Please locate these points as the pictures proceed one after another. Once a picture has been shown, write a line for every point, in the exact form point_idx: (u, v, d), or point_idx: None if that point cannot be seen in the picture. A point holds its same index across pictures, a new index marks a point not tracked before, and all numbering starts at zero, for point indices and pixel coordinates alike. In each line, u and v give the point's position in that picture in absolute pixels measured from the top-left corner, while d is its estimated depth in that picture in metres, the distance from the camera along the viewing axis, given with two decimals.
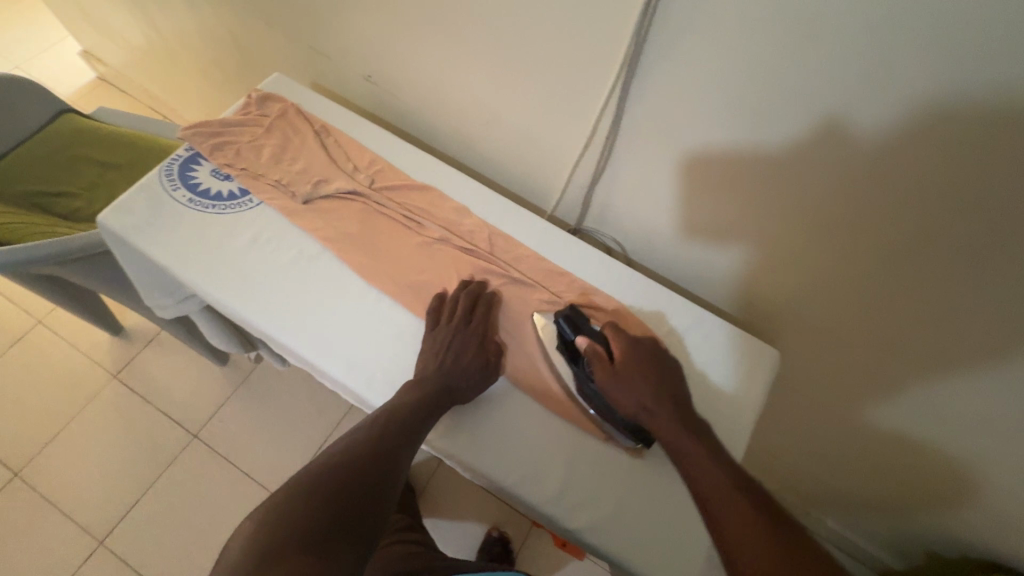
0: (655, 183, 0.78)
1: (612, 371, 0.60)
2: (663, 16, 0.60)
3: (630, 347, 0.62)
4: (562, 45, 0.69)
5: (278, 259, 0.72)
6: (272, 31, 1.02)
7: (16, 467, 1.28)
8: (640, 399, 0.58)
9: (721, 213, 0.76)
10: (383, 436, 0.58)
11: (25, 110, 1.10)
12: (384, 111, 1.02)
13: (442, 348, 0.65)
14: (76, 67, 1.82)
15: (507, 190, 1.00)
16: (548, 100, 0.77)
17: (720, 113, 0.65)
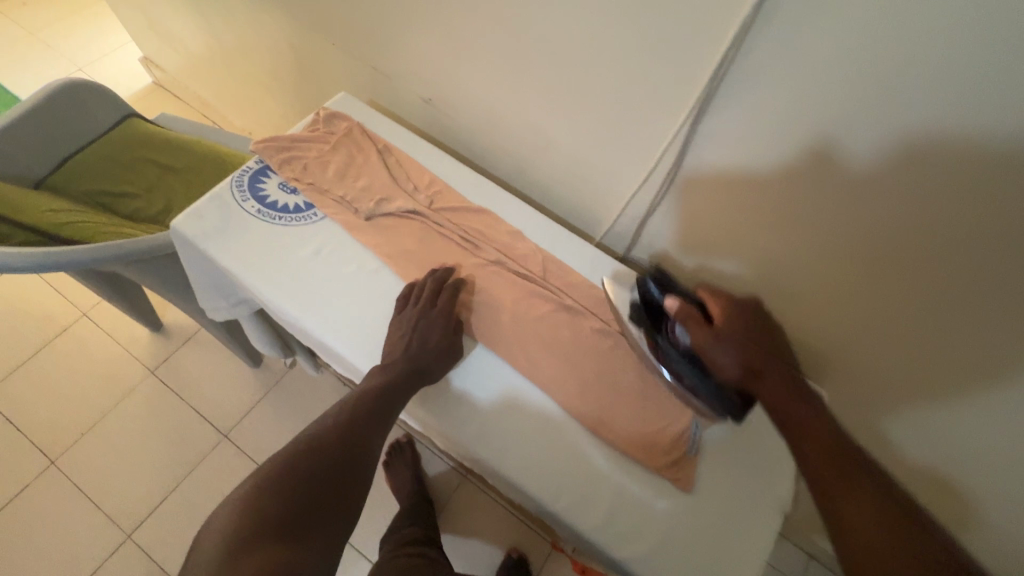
0: (704, 221, 0.78)
1: (711, 333, 0.56)
2: (729, 67, 0.61)
3: (730, 310, 0.58)
4: (627, 84, 0.71)
5: (340, 273, 0.74)
6: (337, 51, 1.07)
7: (53, 454, 1.32)
8: (743, 363, 0.53)
9: (768, 258, 0.75)
10: (354, 421, 0.63)
11: (94, 112, 1.16)
12: (438, 131, 1.05)
13: (408, 332, 0.68)
14: (134, 71, 1.91)
15: (553, 214, 1.02)
16: (607, 133, 0.79)
17: (774, 163, 0.65)
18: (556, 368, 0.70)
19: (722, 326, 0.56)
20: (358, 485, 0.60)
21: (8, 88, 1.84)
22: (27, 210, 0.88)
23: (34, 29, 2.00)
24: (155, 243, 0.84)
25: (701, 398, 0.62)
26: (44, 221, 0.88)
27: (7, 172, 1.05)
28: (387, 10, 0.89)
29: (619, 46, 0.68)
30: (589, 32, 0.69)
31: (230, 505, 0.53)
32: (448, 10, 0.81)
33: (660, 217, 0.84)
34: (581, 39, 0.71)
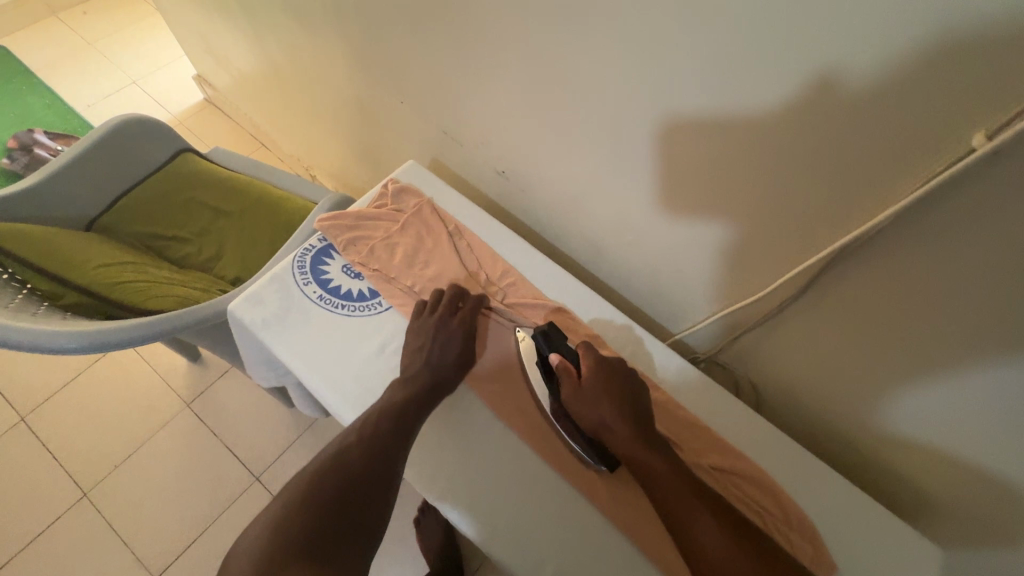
0: (814, 352, 0.68)
1: (578, 386, 0.65)
2: (897, 217, 0.50)
3: (596, 366, 0.65)
4: (747, 206, 0.62)
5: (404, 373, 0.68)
6: (404, 110, 1.00)
7: (87, 485, 1.30)
8: (602, 417, 0.62)
9: (894, 413, 0.64)
10: (375, 436, 0.60)
11: (150, 147, 1.12)
12: (502, 199, 0.98)
13: (426, 343, 0.67)
14: (186, 87, 1.90)
15: (623, 303, 0.94)
16: (707, 245, 0.71)
17: (928, 324, 0.55)
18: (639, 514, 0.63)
19: (589, 379, 0.64)
20: (380, 506, 0.57)
21: (64, 99, 1.84)
22: (77, 266, 0.85)
23: (92, 39, 2.00)
24: (207, 312, 0.80)
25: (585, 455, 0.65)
26: (93, 280, 0.84)
27: (61, 213, 1.02)
28: (469, 83, 0.82)
29: (744, 171, 0.59)
30: (709, 149, 0.60)
31: (262, 536, 0.51)
32: (541, 97, 0.74)
33: (754, 339, 0.74)
34: (697, 153, 0.62)
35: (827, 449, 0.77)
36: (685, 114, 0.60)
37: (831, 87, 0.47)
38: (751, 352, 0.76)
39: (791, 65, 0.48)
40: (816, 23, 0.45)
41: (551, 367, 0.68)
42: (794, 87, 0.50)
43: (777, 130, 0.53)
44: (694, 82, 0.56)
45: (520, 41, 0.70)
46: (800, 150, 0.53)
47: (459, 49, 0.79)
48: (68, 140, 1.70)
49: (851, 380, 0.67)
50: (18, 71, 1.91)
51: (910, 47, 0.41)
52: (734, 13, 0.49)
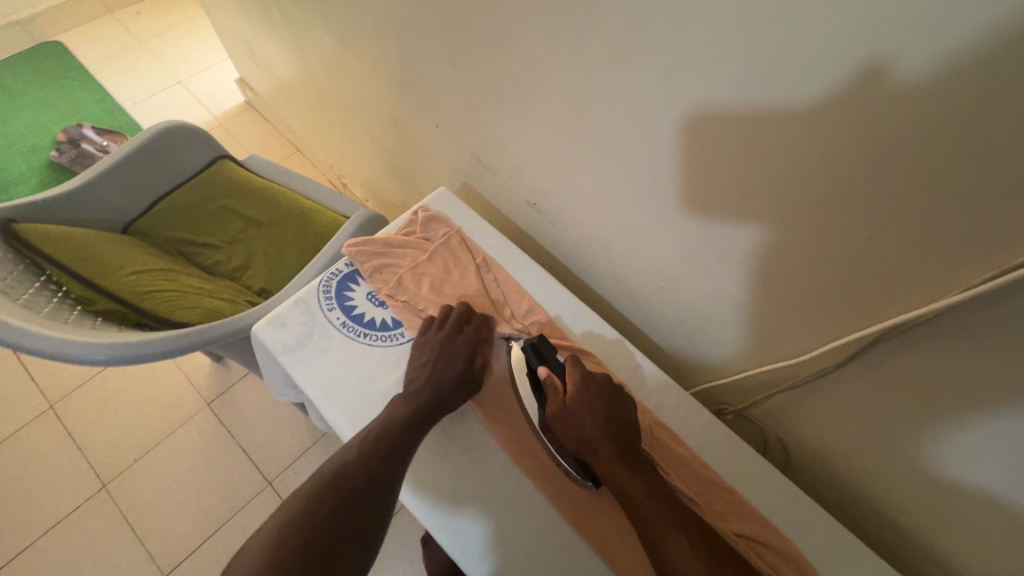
0: (852, 420, 0.64)
1: (562, 402, 0.66)
2: (966, 301, 0.46)
3: (581, 384, 0.66)
4: (790, 264, 0.59)
5: None
6: (438, 134, 1.00)
7: (106, 477, 1.33)
8: (584, 434, 0.63)
9: (939, 498, 0.60)
10: (376, 451, 0.59)
11: (189, 152, 1.15)
12: (531, 229, 0.97)
13: (431, 358, 0.67)
14: (228, 89, 1.94)
15: (649, 344, 0.91)
16: (744, 296, 0.68)
17: (990, 413, 0.50)
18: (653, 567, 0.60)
19: (572, 396, 0.65)
20: (380, 526, 0.55)
21: (112, 96, 1.90)
22: (109, 272, 0.87)
23: (143, 38, 2.07)
24: (232, 327, 0.81)
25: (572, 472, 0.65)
26: (124, 288, 0.85)
27: (100, 216, 1.05)
28: (507, 114, 0.81)
29: (791, 230, 0.56)
30: (755, 204, 0.58)
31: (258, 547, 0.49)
32: (581, 135, 0.72)
33: (786, 399, 0.71)
34: (742, 208, 0.59)
35: (861, 522, 0.72)
36: (730, 167, 0.57)
37: (897, 157, 0.45)
38: (783, 411, 0.72)
39: (854, 131, 0.46)
40: (886, 92, 0.42)
41: (539, 381, 0.69)
42: (855, 154, 0.47)
43: (834, 194, 0.51)
44: (744, 138, 0.54)
45: (563, 79, 0.68)
46: (855, 218, 0.50)
47: (499, 81, 0.78)
48: (112, 136, 1.76)
49: (892, 453, 0.63)
50: (71, 66, 1.98)
51: (991, 131, 0.39)
52: (797, 72, 0.46)
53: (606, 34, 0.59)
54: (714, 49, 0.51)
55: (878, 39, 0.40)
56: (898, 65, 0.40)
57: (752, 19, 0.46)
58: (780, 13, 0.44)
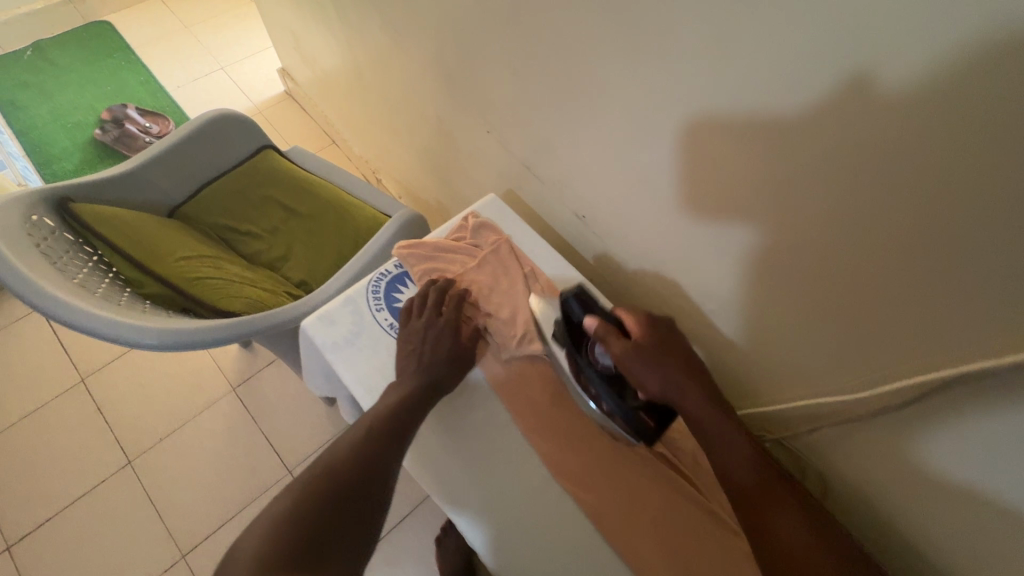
0: (892, 466, 0.63)
1: (630, 348, 0.63)
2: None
3: (646, 326, 0.66)
4: (848, 309, 0.57)
5: (469, 417, 0.71)
6: (488, 139, 0.99)
7: (131, 454, 1.35)
8: (665, 380, 0.61)
9: (984, 553, 0.58)
10: (370, 441, 0.60)
11: (234, 140, 1.16)
12: (574, 239, 0.96)
13: (416, 345, 0.68)
14: (269, 78, 1.96)
15: (687, 363, 0.91)
16: (795, 336, 0.65)
17: None
18: (668, 553, 0.63)
19: (640, 342, 0.63)
20: (376, 508, 0.57)
21: (156, 77, 1.93)
22: (159, 256, 0.88)
23: (189, 23, 2.10)
24: (278, 319, 0.82)
25: (614, 421, 0.67)
26: (173, 273, 0.87)
27: (146, 199, 1.06)
28: (564, 128, 0.80)
29: (856, 279, 0.54)
30: (821, 250, 0.55)
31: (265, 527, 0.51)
32: (640, 158, 0.70)
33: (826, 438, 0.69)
34: (807, 250, 0.57)
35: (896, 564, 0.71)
36: (787, 207, 0.56)
37: (984, 227, 0.41)
38: (826, 448, 0.71)
39: (950, 199, 0.42)
40: (990, 158, 0.38)
41: (584, 330, 0.67)
42: (921, 210, 0.45)
43: (915, 257, 0.47)
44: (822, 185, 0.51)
45: (628, 101, 0.66)
46: (930, 281, 0.48)
47: (560, 95, 0.76)
48: (155, 118, 1.79)
49: (943, 508, 0.60)
50: (118, 46, 2.02)
51: None
52: (902, 130, 0.43)
53: (684, 62, 0.56)
54: (803, 90, 0.48)
55: (994, 104, 0.37)
56: (981, 126, 0.38)
57: (858, 67, 0.43)
58: (892, 65, 0.41)
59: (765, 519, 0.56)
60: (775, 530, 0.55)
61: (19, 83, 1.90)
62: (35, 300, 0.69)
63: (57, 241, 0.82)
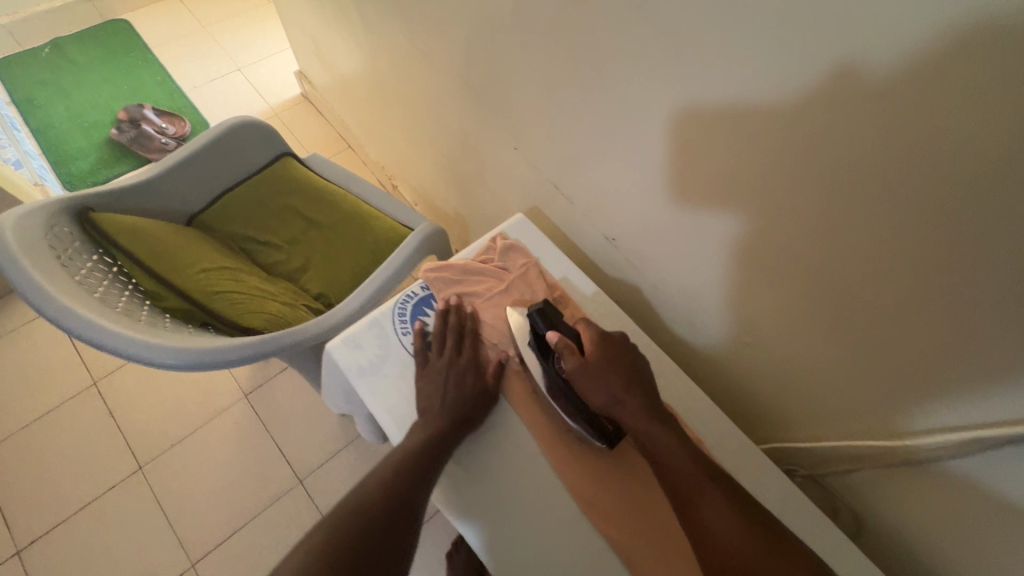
0: (940, 512, 0.61)
1: (581, 361, 0.63)
2: None
3: (599, 341, 0.66)
4: (903, 356, 0.55)
5: (499, 446, 0.67)
6: (515, 156, 0.97)
7: (142, 460, 1.34)
8: (612, 391, 0.61)
9: None
10: (397, 481, 0.58)
11: (254, 148, 1.15)
12: (600, 260, 0.94)
13: (439, 385, 0.66)
14: (286, 80, 1.95)
15: (714, 389, 0.89)
16: (842, 373, 0.63)
17: None
18: None
19: (594, 356, 0.64)
20: (405, 548, 0.54)
21: (173, 77, 1.92)
22: (179, 268, 0.87)
23: (207, 23, 2.09)
24: (298, 337, 0.81)
25: (582, 431, 0.67)
26: (192, 287, 0.85)
27: (165, 207, 1.05)
28: (598, 151, 0.77)
29: (917, 326, 0.51)
30: (881, 292, 0.53)
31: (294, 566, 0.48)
32: (680, 189, 0.67)
33: (868, 478, 0.67)
34: (863, 290, 0.54)
35: None
36: (839, 246, 0.53)
37: None
38: (865, 487, 0.69)
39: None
40: None
41: (546, 344, 0.67)
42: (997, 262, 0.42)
43: (986, 310, 0.45)
44: (886, 230, 0.49)
45: (671, 131, 0.63)
46: (1000, 334, 0.45)
47: (596, 118, 0.73)
48: (172, 119, 1.78)
49: (994, 559, 0.58)
50: (136, 45, 2.01)
51: None
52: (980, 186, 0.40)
53: (738, 96, 0.53)
54: (875, 137, 0.45)
55: None
56: None
57: (931, 121, 0.40)
58: (972, 125, 0.38)
59: (694, 512, 0.53)
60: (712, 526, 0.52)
61: (37, 81, 1.90)
62: (54, 314, 0.67)
63: (77, 252, 0.81)
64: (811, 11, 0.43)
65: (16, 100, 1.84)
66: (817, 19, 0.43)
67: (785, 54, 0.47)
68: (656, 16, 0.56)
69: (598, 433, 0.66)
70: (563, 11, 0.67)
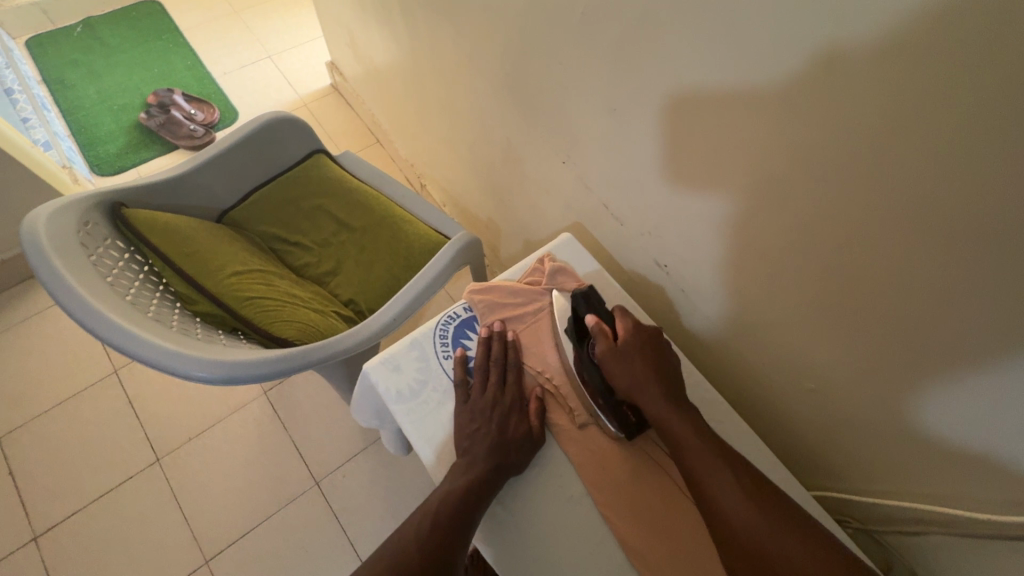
0: None
1: (614, 347, 0.67)
2: None
3: (633, 329, 0.69)
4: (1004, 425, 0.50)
5: (543, 486, 0.66)
6: (563, 170, 0.92)
7: (161, 452, 1.33)
8: (637, 377, 0.65)
9: None
10: (436, 528, 0.56)
11: (288, 144, 1.12)
12: (645, 283, 0.91)
13: (482, 425, 0.65)
14: (316, 70, 1.92)
15: (762, 424, 0.85)
16: (922, 431, 0.59)
17: None
18: None
19: (626, 342, 0.67)
20: None
21: (203, 63, 1.90)
22: (212, 270, 0.84)
23: (238, 8, 2.07)
24: (333, 349, 0.79)
25: (605, 417, 0.68)
26: (224, 290, 0.83)
27: (196, 203, 1.03)
28: (662, 176, 0.72)
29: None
30: (992, 356, 0.48)
31: None
32: (758, 225, 0.63)
33: (938, 540, 0.63)
34: (968, 352, 0.50)
35: None
36: (939, 295, 0.50)
37: None
38: (932, 547, 0.64)
39: None
40: None
41: (584, 328, 0.71)
42: None
43: None
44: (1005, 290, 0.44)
45: (750, 166, 0.60)
46: None
47: (663, 141, 0.69)
48: (201, 105, 1.76)
49: None
50: (167, 28, 1.99)
51: None
52: None
53: (848, 134, 0.49)
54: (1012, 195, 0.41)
55: None
56: None
57: None
58: None
59: (703, 489, 0.57)
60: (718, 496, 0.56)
61: (68, 61, 1.88)
62: (84, 318, 0.64)
63: (108, 251, 0.79)
64: (963, 55, 0.39)
65: (47, 79, 1.82)
66: (971, 65, 0.39)
67: (925, 99, 0.42)
68: (760, 43, 0.51)
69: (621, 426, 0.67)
70: (637, 25, 0.63)
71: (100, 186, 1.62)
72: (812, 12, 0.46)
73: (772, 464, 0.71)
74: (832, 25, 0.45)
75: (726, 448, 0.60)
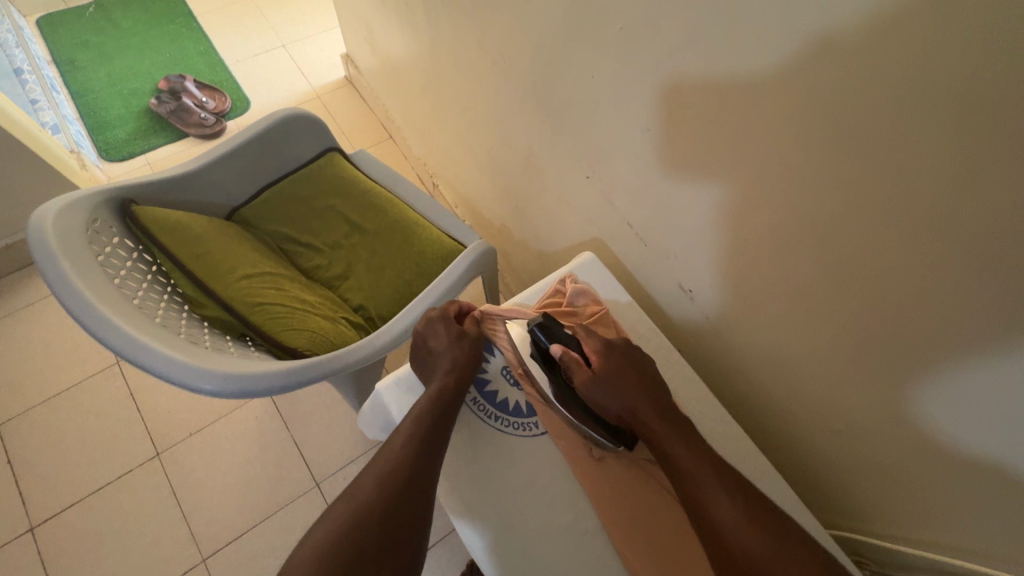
0: None
1: (591, 374, 0.65)
2: None
3: (604, 350, 0.68)
4: None
5: (557, 518, 0.65)
6: (586, 185, 0.90)
7: (161, 447, 1.32)
8: (626, 401, 0.64)
9: None
10: (415, 434, 0.61)
11: (301, 140, 1.09)
12: (666, 304, 0.88)
13: (439, 344, 0.71)
14: (331, 61, 1.88)
15: (781, 456, 0.82)
16: (956, 483, 0.57)
17: None
18: None
19: (601, 368, 0.66)
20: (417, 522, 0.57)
21: (216, 49, 1.87)
22: (220, 273, 0.82)
23: None
24: (342, 361, 0.77)
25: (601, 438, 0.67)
26: (234, 295, 0.81)
27: (206, 200, 1.00)
28: (691, 200, 0.70)
29: None
30: None
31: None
32: (791, 259, 0.61)
33: None
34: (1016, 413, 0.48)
35: None
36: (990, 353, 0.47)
37: None
38: None
39: None
40: None
41: (552, 358, 0.68)
42: None
43: None
44: None
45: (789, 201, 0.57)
46: None
47: (695, 166, 0.66)
48: (213, 93, 1.74)
49: None
50: (180, 12, 1.95)
51: None
52: None
53: (901, 180, 0.46)
54: None
55: None
56: None
57: None
58: None
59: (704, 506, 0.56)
60: (722, 525, 0.55)
61: (78, 42, 1.85)
62: (88, 322, 0.62)
63: (116, 250, 0.77)
64: None
65: (57, 61, 1.79)
66: None
67: (992, 155, 0.40)
68: (811, 78, 0.49)
69: (615, 437, 0.67)
70: (676, 47, 0.60)
71: (108, 172, 1.60)
72: (874, 51, 0.43)
73: (791, 502, 0.69)
74: (892, 66, 0.42)
75: (726, 467, 0.59)
